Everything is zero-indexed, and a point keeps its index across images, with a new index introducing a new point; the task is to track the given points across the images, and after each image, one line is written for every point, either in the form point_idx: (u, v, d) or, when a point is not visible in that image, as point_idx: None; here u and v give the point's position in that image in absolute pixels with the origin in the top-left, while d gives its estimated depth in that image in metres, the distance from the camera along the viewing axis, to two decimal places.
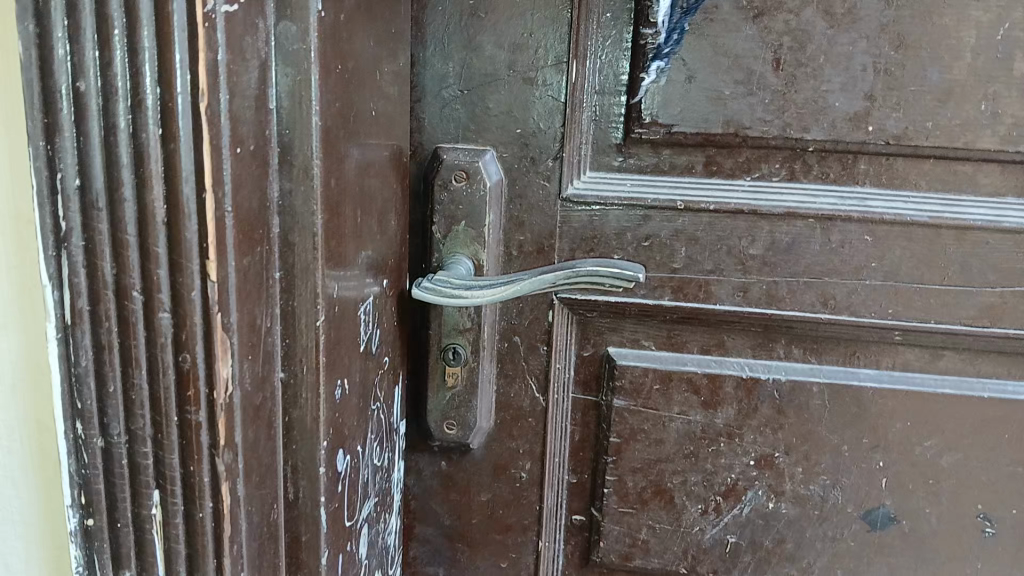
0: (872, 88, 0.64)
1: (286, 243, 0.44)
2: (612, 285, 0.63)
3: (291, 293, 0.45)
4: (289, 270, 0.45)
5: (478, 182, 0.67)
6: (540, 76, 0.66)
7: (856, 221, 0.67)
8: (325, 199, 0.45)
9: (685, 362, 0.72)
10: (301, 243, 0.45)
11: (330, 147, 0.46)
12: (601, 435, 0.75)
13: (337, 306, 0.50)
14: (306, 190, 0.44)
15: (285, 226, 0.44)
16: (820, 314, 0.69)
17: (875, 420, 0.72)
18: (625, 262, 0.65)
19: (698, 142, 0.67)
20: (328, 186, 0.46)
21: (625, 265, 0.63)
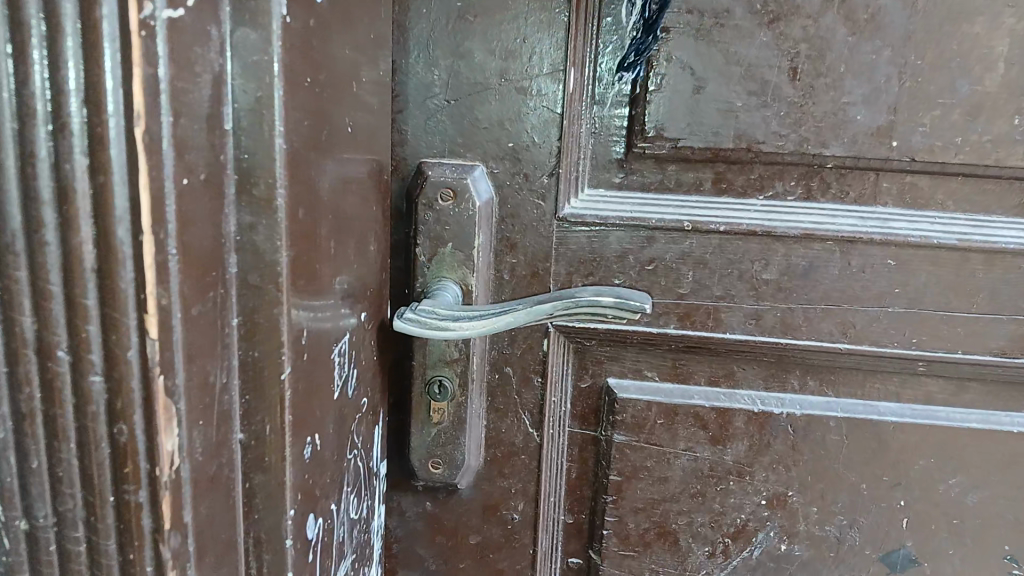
0: (897, 100, 0.59)
1: (246, 284, 0.38)
2: (614, 315, 0.57)
3: (252, 342, 0.39)
4: (249, 316, 0.39)
5: (466, 201, 0.61)
6: (534, 86, 0.60)
7: (878, 244, 0.62)
8: (291, 233, 0.39)
9: (691, 395, 0.67)
10: (264, 284, 0.39)
11: (298, 173, 0.40)
12: (600, 473, 0.69)
13: (309, 350, 0.44)
14: (268, 223, 0.38)
15: (244, 265, 0.38)
16: (838, 343, 0.64)
17: (896, 458, 0.67)
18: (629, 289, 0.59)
19: (707, 157, 0.61)
20: (296, 218, 0.40)
21: (630, 294, 0.57)
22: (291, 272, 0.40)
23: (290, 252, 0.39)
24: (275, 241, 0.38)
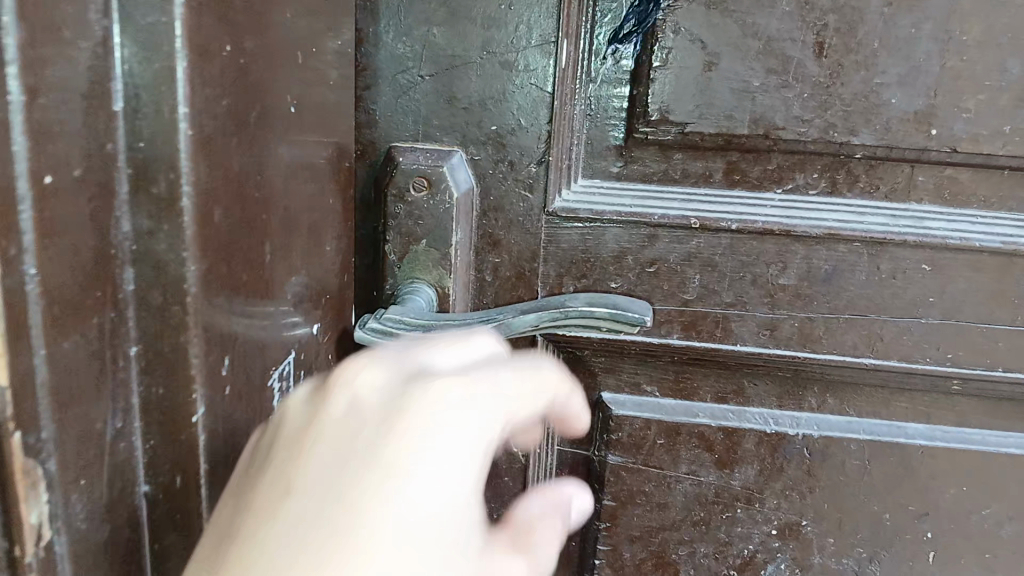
0: (938, 81, 0.51)
1: (145, 304, 0.31)
2: (609, 330, 0.51)
3: (153, 376, 0.32)
4: (150, 344, 0.32)
5: (442, 192, 0.53)
6: (521, 60, 0.52)
7: (912, 246, 0.54)
8: (200, 242, 0.31)
9: (695, 412, 0.60)
10: (165, 305, 0.31)
11: (220, 166, 0.32)
12: (593, 497, 0.62)
13: (235, 379, 0.36)
14: (170, 228, 0.30)
15: (143, 281, 0.31)
16: (863, 358, 0.56)
17: (924, 485, 0.59)
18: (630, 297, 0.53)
19: (718, 145, 0.53)
20: (217, 222, 0.32)
21: (628, 304, 0.51)
22: (202, 290, 0.32)
23: (199, 265, 0.32)
24: (178, 251, 0.31)
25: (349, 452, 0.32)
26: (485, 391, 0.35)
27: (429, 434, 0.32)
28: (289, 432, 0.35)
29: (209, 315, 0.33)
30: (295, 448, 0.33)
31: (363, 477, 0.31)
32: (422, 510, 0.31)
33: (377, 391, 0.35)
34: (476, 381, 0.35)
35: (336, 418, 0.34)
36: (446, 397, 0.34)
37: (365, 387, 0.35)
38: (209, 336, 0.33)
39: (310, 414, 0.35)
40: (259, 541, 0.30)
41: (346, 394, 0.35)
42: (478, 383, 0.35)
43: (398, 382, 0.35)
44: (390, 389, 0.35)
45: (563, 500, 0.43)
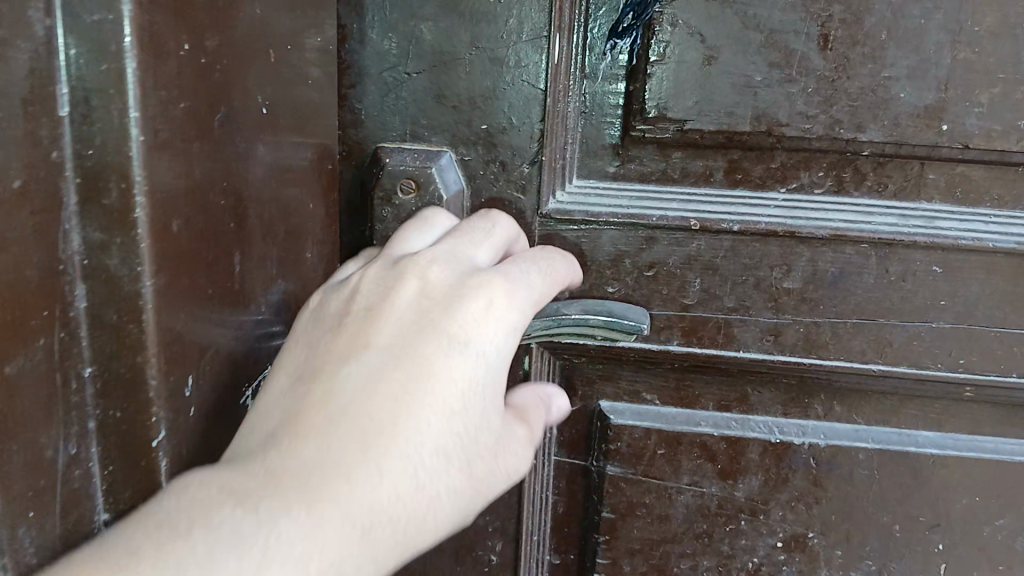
0: (950, 74, 0.48)
1: (98, 322, 0.30)
2: (606, 334, 0.50)
3: (110, 399, 0.31)
4: (104, 368, 0.31)
5: (432, 193, 0.51)
6: (511, 56, 0.49)
7: (923, 248, 0.51)
8: (156, 256, 0.30)
9: (697, 421, 0.57)
10: (121, 324, 0.30)
11: (176, 173, 0.30)
12: (591, 508, 0.60)
13: (201, 398, 0.35)
14: (123, 241, 0.29)
15: (95, 297, 0.30)
16: (871, 365, 0.54)
17: (936, 496, 0.57)
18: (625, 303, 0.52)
19: (719, 143, 0.51)
20: (168, 235, 0.30)
21: (624, 312, 0.49)
22: (160, 305, 0.30)
23: (155, 279, 0.30)
24: (131, 266, 0.29)
25: (402, 356, 0.38)
26: (519, 308, 0.40)
27: (473, 345, 0.38)
28: (359, 312, 0.40)
29: (168, 332, 0.31)
30: (366, 328, 0.39)
31: (419, 371, 0.37)
32: (464, 396, 0.38)
33: (441, 302, 0.39)
34: (510, 298, 0.40)
35: (402, 314, 0.39)
36: (492, 326, 0.39)
37: (426, 288, 0.40)
38: (165, 354, 0.31)
39: (380, 302, 0.40)
40: (330, 396, 0.36)
41: (413, 290, 0.40)
42: (526, 300, 0.41)
43: (456, 296, 0.39)
44: (449, 294, 0.39)
45: (546, 392, 0.48)
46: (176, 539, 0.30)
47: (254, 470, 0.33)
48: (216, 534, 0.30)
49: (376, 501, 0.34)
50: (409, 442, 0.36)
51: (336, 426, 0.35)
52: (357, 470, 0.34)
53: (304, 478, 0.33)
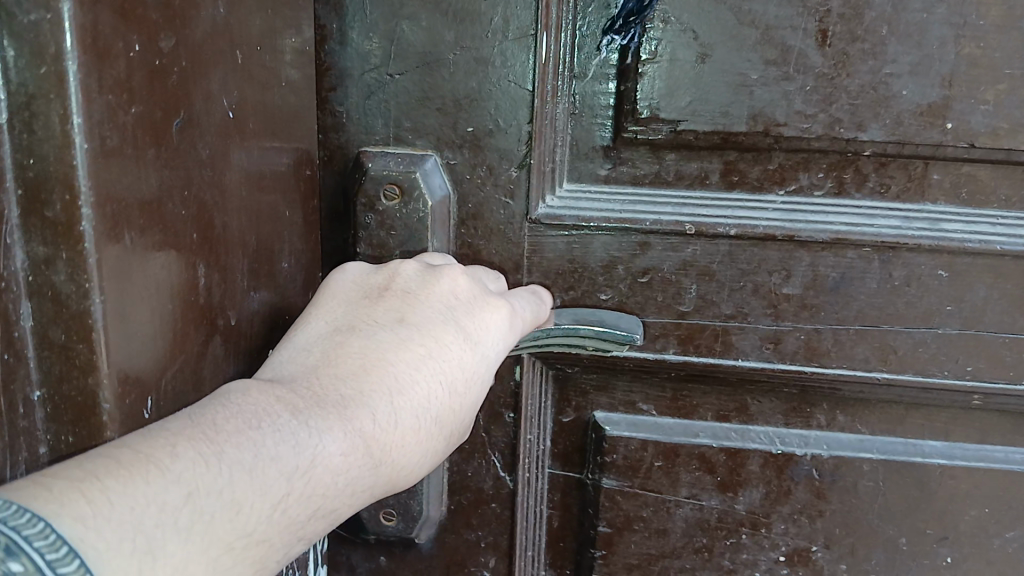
0: (954, 70, 0.46)
1: (46, 342, 0.30)
2: (598, 345, 0.49)
3: (60, 422, 0.31)
4: (51, 389, 0.31)
5: (416, 200, 0.49)
6: (496, 55, 0.47)
7: (927, 251, 0.49)
8: (104, 271, 0.29)
9: (695, 432, 0.55)
10: (69, 344, 0.30)
11: (122, 180, 0.30)
12: (587, 523, 0.58)
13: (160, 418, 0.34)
14: (68, 255, 0.29)
15: (42, 315, 0.30)
16: (874, 373, 0.52)
17: (943, 507, 0.55)
18: (613, 311, 0.51)
19: (714, 144, 0.49)
20: (118, 241, 0.30)
21: (616, 322, 0.49)
22: (114, 323, 0.30)
23: (106, 297, 0.30)
24: (78, 282, 0.29)
25: (429, 334, 0.40)
26: (517, 332, 0.44)
27: (480, 346, 0.41)
28: (396, 293, 0.42)
29: (127, 351, 0.31)
30: (401, 304, 0.41)
31: (443, 347, 0.40)
32: (468, 382, 0.40)
33: (467, 304, 0.42)
34: (515, 318, 0.44)
35: (435, 302, 0.42)
36: (497, 334, 0.42)
37: (457, 288, 0.43)
38: (121, 372, 0.31)
39: (418, 289, 0.42)
40: (367, 345, 0.38)
41: (448, 282, 0.42)
42: (518, 321, 0.44)
43: (479, 304, 0.43)
44: (473, 300, 0.43)
45: None
46: (250, 429, 0.31)
47: (296, 387, 0.35)
48: (280, 430, 0.32)
49: (391, 443, 0.36)
50: (428, 398, 0.38)
51: (372, 370, 0.37)
52: (385, 412, 0.36)
53: (345, 401, 0.35)
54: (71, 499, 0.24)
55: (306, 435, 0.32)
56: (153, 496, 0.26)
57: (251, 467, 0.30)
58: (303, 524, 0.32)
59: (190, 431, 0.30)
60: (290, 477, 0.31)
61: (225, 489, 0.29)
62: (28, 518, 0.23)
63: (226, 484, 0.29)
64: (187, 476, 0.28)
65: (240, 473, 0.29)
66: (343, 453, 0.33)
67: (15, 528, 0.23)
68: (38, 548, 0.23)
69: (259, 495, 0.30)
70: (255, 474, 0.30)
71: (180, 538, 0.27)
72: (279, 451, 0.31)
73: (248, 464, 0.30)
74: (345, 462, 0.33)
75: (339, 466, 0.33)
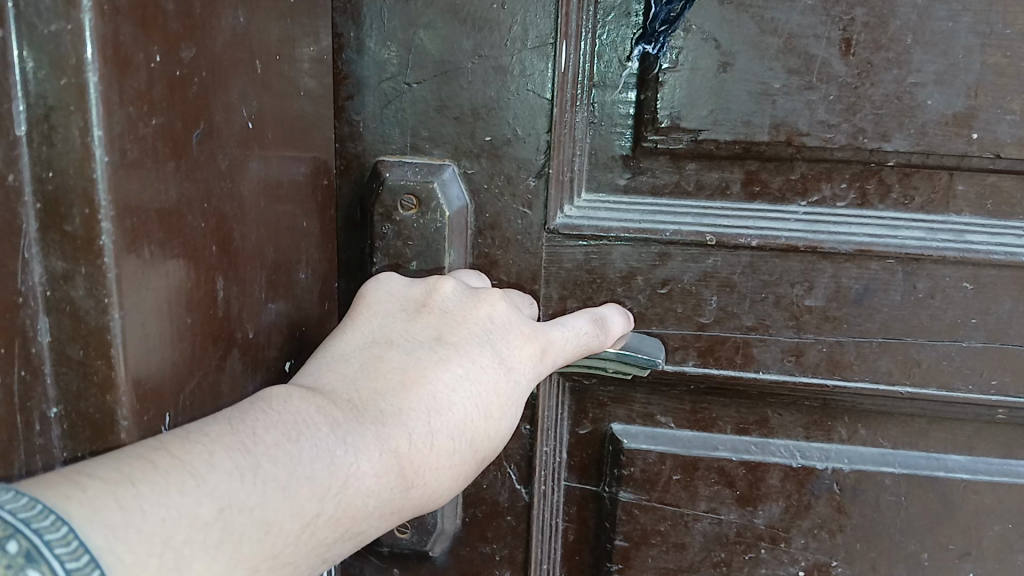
0: (980, 80, 0.45)
1: (63, 358, 0.30)
2: (618, 366, 0.50)
3: (77, 439, 0.31)
4: (68, 404, 0.31)
5: (433, 210, 0.48)
6: (515, 64, 0.47)
7: (952, 263, 0.49)
8: (126, 288, 0.29)
9: (714, 445, 0.55)
10: (87, 361, 0.30)
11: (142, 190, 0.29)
12: (603, 536, 0.57)
13: None
14: (87, 270, 0.28)
15: (59, 331, 0.30)
16: (897, 387, 0.51)
17: (967, 523, 0.54)
18: (636, 335, 0.51)
19: (735, 153, 0.49)
20: (138, 255, 0.29)
21: (637, 346, 0.50)
22: (132, 338, 0.30)
23: (125, 311, 0.29)
24: (96, 297, 0.29)
25: (466, 357, 0.39)
26: (551, 363, 0.44)
27: (514, 372, 0.41)
28: (434, 312, 0.42)
29: (145, 365, 0.31)
30: (439, 325, 0.41)
31: (479, 372, 0.39)
32: (501, 408, 0.40)
33: (503, 330, 0.42)
34: (554, 350, 0.44)
35: (473, 326, 0.41)
36: (532, 365, 0.42)
37: (494, 314, 0.42)
38: (140, 387, 0.30)
39: (456, 310, 0.42)
40: (405, 362, 0.38)
41: (485, 308, 0.42)
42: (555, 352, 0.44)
43: (516, 330, 0.42)
44: (510, 325, 0.42)
45: None
46: (288, 443, 0.31)
47: (337, 399, 0.35)
48: (318, 444, 0.31)
49: (423, 467, 0.35)
50: (462, 423, 0.37)
51: (409, 389, 0.37)
52: (421, 434, 0.35)
53: (383, 418, 0.35)
54: (99, 506, 0.24)
55: (343, 452, 0.32)
56: (184, 508, 0.26)
57: (285, 484, 0.29)
58: (332, 544, 0.31)
59: (230, 441, 0.29)
60: (322, 496, 0.31)
61: (256, 507, 0.28)
62: (51, 521, 0.22)
63: (259, 503, 0.28)
64: (221, 492, 0.27)
65: (273, 490, 0.29)
66: (376, 473, 0.33)
67: (38, 531, 0.22)
68: (58, 555, 0.22)
69: (290, 517, 0.29)
70: (289, 491, 0.29)
71: (206, 554, 0.26)
72: (315, 467, 0.31)
73: (282, 481, 0.29)
74: (378, 484, 0.33)
75: (372, 487, 0.33)
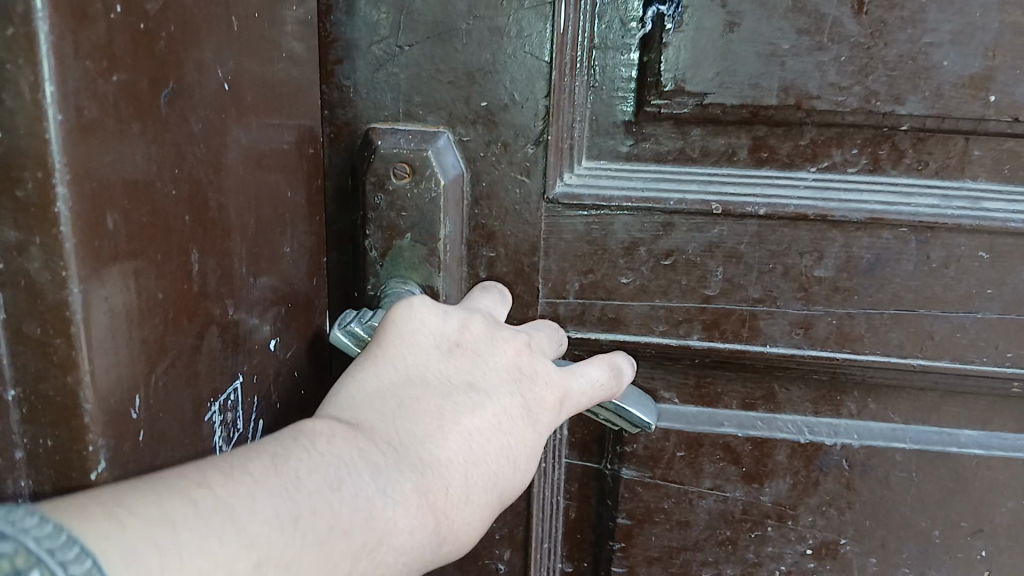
0: (998, 39, 0.43)
1: (20, 335, 0.28)
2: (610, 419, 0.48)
3: (38, 424, 0.29)
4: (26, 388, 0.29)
5: (428, 178, 0.47)
6: (512, 24, 0.44)
7: (967, 231, 0.47)
8: (84, 257, 0.27)
9: (720, 421, 0.53)
10: (46, 339, 0.28)
11: (99, 150, 0.27)
12: (606, 514, 0.56)
13: (153, 419, 0.32)
14: (43, 240, 0.27)
15: (14, 307, 0.28)
16: (908, 360, 0.50)
17: (980, 500, 0.52)
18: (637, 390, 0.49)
19: (742, 118, 0.46)
20: (94, 222, 0.27)
21: (636, 404, 0.47)
22: (95, 311, 0.28)
23: (85, 284, 0.28)
24: (54, 270, 0.27)
25: (498, 405, 0.38)
26: (569, 413, 0.42)
27: (537, 425, 0.39)
28: (467, 351, 0.39)
29: (110, 348, 0.29)
30: (472, 366, 0.39)
31: (509, 420, 0.38)
32: (524, 458, 0.38)
33: (530, 378, 0.40)
34: (569, 402, 0.42)
35: (504, 370, 0.39)
36: (553, 415, 0.41)
37: (521, 356, 0.41)
38: (104, 364, 0.29)
39: (488, 351, 0.40)
40: (441, 406, 0.36)
41: (513, 352, 0.40)
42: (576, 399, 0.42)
43: (542, 380, 0.41)
44: (536, 371, 0.41)
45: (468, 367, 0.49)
46: (329, 492, 0.29)
47: (377, 442, 0.33)
48: (359, 496, 0.30)
49: (452, 521, 0.34)
50: (493, 474, 0.36)
51: (445, 437, 0.35)
52: (454, 489, 0.34)
53: (423, 468, 0.33)
54: (133, 547, 0.23)
55: (381, 503, 0.31)
56: (225, 560, 0.25)
57: (323, 540, 0.28)
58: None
59: (270, 483, 0.28)
60: (356, 553, 0.29)
61: (293, 562, 0.27)
62: (76, 553, 0.21)
63: (295, 561, 0.27)
64: (259, 544, 0.26)
65: (312, 544, 0.28)
66: (411, 530, 0.32)
67: (61, 564, 0.21)
68: None
69: (323, 574, 0.28)
70: (325, 548, 0.28)
71: None
72: (354, 521, 0.29)
73: (321, 535, 0.28)
74: (410, 539, 0.32)
75: (405, 542, 0.32)
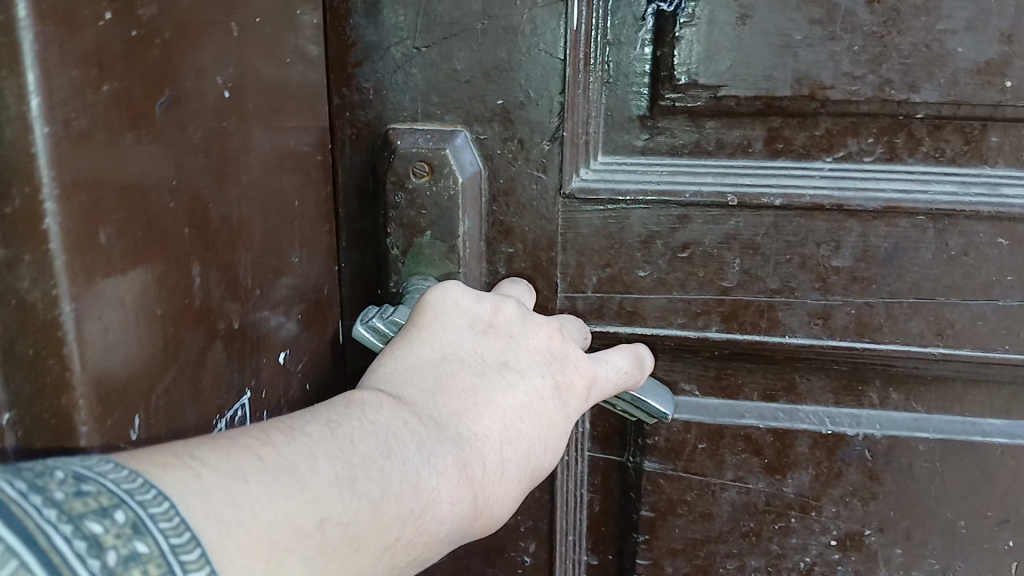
0: (1014, 25, 0.43)
1: (8, 359, 0.28)
2: (626, 408, 0.48)
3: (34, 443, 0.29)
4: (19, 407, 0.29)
5: (446, 177, 0.47)
6: (526, 23, 0.45)
7: (986, 219, 0.47)
8: (76, 271, 0.28)
9: (741, 412, 0.53)
10: (39, 359, 0.28)
11: (89, 157, 0.28)
12: (629, 507, 0.57)
13: (151, 426, 0.33)
14: (33, 258, 0.27)
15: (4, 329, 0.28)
16: (929, 350, 0.49)
17: (1006, 489, 0.52)
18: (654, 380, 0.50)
19: (756, 110, 0.47)
20: (86, 229, 0.28)
21: (654, 394, 0.48)
22: (87, 325, 0.29)
23: (77, 302, 0.28)
24: (44, 288, 0.28)
25: (531, 386, 0.38)
26: (597, 397, 0.43)
27: (568, 409, 0.40)
28: (499, 333, 0.40)
29: (103, 361, 0.30)
30: (505, 347, 0.40)
31: (542, 401, 0.38)
32: (554, 440, 0.39)
33: (562, 362, 0.41)
34: (598, 387, 0.43)
35: (536, 353, 0.40)
36: (582, 400, 0.41)
37: (553, 340, 0.41)
38: (95, 367, 0.29)
39: (520, 334, 0.41)
40: (478, 383, 0.37)
41: (545, 336, 0.41)
42: (603, 385, 0.43)
43: (572, 364, 0.41)
44: (567, 355, 0.41)
45: None
46: (378, 458, 0.30)
47: (421, 415, 0.33)
48: (406, 465, 0.31)
49: (490, 494, 0.34)
50: (527, 453, 0.37)
51: (483, 413, 0.36)
52: (493, 464, 0.35)
53: (463, 442, 0.34)
54: (209, 495, 0.24)
55: (425, 473, 0.31)
56: (288, 514, 0.26)
57: (376, 504, 0.29)
58: (402, 566, 0.31)
59: (325, 445, 0.29)
60: (404, 518, 0.30)
61: (350, 523, 0.28)
62: (153, 495, 0.22)
63: (350, 520, 0.28)
64: (320, 503, 0.27)
65: (364, 505, 0.28)
66: (454, 501, 0.32)
67: (142, 504, 0.21)
68: (163, 528, 0.21)
69: (374, 536, 0.29)
70: (378, 510, 0.29)
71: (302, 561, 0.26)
72: (402, 489, 0.30)
73: (374, 498, 0.29)
74: (452, 510, 0.32)
75: (446, 513, 0.32)
